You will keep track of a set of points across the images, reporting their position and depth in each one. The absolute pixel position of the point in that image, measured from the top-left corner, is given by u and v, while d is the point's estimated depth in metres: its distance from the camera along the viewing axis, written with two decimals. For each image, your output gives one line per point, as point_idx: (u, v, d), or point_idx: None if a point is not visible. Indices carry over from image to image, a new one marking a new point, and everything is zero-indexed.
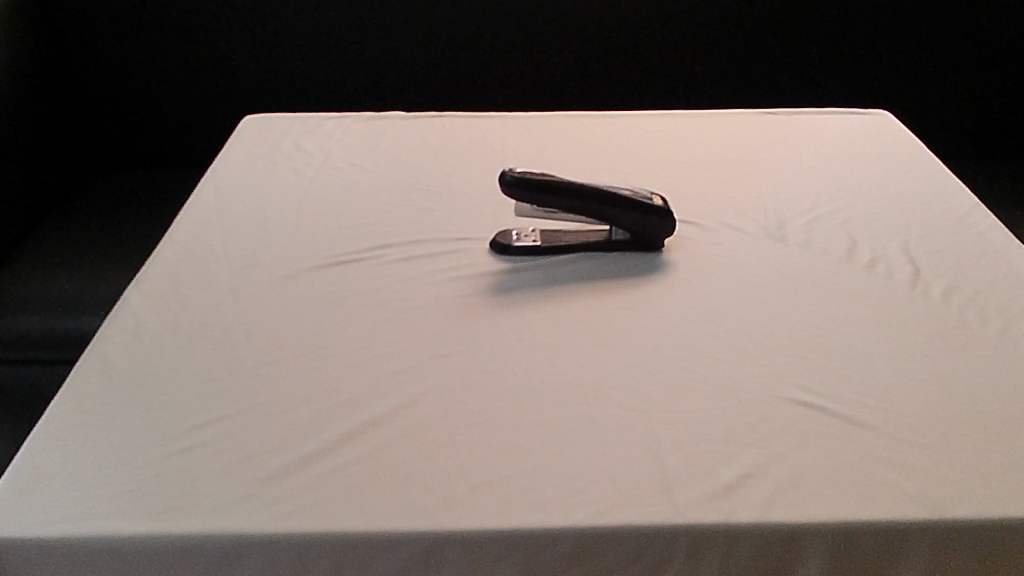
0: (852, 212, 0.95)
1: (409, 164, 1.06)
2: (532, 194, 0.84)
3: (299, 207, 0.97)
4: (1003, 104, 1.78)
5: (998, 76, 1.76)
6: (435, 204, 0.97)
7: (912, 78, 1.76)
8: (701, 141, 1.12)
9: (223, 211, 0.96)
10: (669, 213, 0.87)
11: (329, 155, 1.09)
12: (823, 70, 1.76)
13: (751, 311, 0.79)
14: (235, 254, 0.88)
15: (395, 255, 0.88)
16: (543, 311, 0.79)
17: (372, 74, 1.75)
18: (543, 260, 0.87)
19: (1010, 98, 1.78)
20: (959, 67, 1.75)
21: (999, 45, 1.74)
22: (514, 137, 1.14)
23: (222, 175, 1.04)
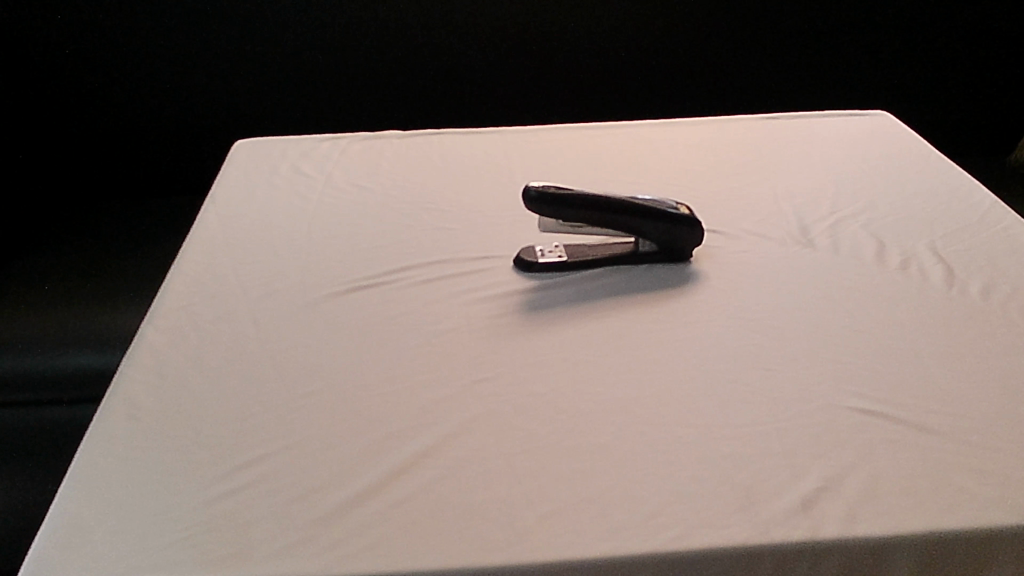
0: (873, 213, 0.94)
1: (415, 184, 1.04)
2: (558, 209, 0.82)
3: (310, 231, 0.94)
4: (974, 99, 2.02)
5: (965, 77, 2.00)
6: (450, 222, 0.94)
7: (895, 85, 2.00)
8: (708, 148, 1.11)
9: (230, 239, 0.93)
10: (696, 222, 0.85)
11: (332, 177, 1.06)
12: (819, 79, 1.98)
13: (794, 319, 0.77)
14: (251, 283, 0.85)
15: (418, 277, 0.85)
16: (580, 329, 0.77)
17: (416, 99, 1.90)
18: (571, 276, 0.85)
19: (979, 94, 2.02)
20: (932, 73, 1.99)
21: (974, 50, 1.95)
22: (518, 151, 1.11)
23: (223, 201, 1.01)
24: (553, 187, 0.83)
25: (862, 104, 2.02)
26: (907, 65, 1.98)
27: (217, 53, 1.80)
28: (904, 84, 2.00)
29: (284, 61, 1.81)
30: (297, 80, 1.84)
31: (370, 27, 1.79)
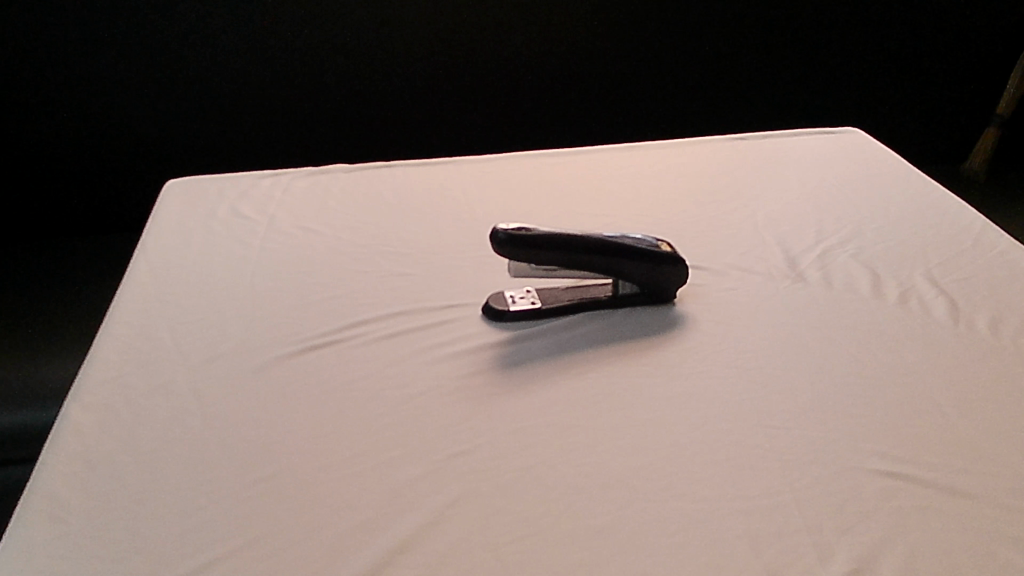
0: (862, 241, 0.88)
1: (366, 224, 0.95)
2: (529, 252, 0.74)
3: (253, 283, 0.85)
4: (927, 106, 2.03)
5: (918, 87, 2.00)
6: (408, 268, 0.86)
7: (855, 100, 1.98)
8: (677, 174, 1.04)
9: (164, 294, 0.83)
10: (680, 260, 0.78)
11: (275, 219, 0.97)
12: (781, 100, 1.95)
13: (793, 365, 0.71)
14: (190, 346, 0.76)
15: (378, 332, 0.77)
16: (563, 388, 0.69)
17: (369, 127, 1.83)
18: (546, 324, 0.77)
19: (931, 101, 2.02)
20: (888, 85, 1.98)
21: (923, 61, 1.96)
22: (474, 184, 1.04)
23: (155, 250, 0.91)
24: (524, 227, 0.76)
25: (814, 115, 1.99)
26: (857, 73, 1.95)
27: (145, 83, 1.70)
28: (855, 94, 1.98)
29: (218, 86, 1.73)
30: (232, 107, 1.75)
31: (307, 49, 1.71)
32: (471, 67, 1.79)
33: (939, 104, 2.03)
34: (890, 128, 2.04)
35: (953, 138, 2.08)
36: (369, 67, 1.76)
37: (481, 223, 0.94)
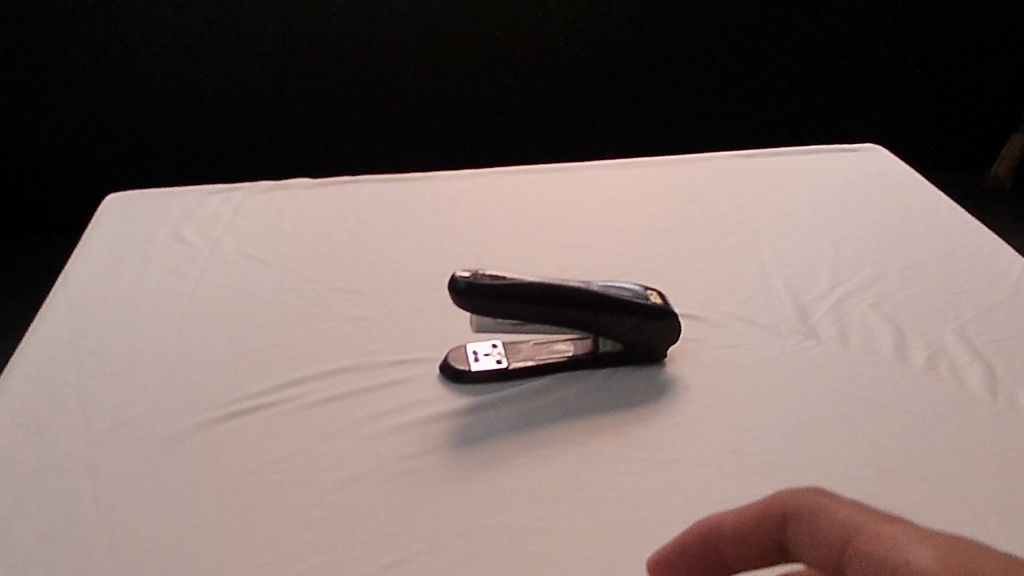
0: (882, 286, 0.77)
1: (320, 254, 0.84)
2: (495, 304, 0.63)
3: (182, 325, 0.74)
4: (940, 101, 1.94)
5: (931, 81, 1.91)
6: (361, 311, 0.75)
7: (863, 93, 1.90)
8: (674, 199, 0.92)
9: (80, 337, 0.73)
10: (672, 314, 0.67)
11: (219, 245, 0.86)
12: (786, 94, 1.87)
13: (802, 452, 0.59)
14: (97, 407, 0.65)
15: (317, 394, 0.66)
16: (526, 478, 0.58)
17: None
18: (513, 387, 0.66)
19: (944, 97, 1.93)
20: (898, 79, 1.89)
21: (936, 54, 1.87)
22: (446, 205, 0.92)
23: (79, 281, 0.80)
24: (489, 273, 0.64)
25: (822, 109, 1.90)
26: (864, 65, 1.86)
27: None
28: (864, 88, 1.89)
29: None
30: None
31: None
32: (457, 50, 1.72)
33: (952, 99, 1.94)
34: (901, 125, 1.96)
35: (966, 136, 2.00)
36: (349, 48, 1.70)
37: (450, 256, 0.83)
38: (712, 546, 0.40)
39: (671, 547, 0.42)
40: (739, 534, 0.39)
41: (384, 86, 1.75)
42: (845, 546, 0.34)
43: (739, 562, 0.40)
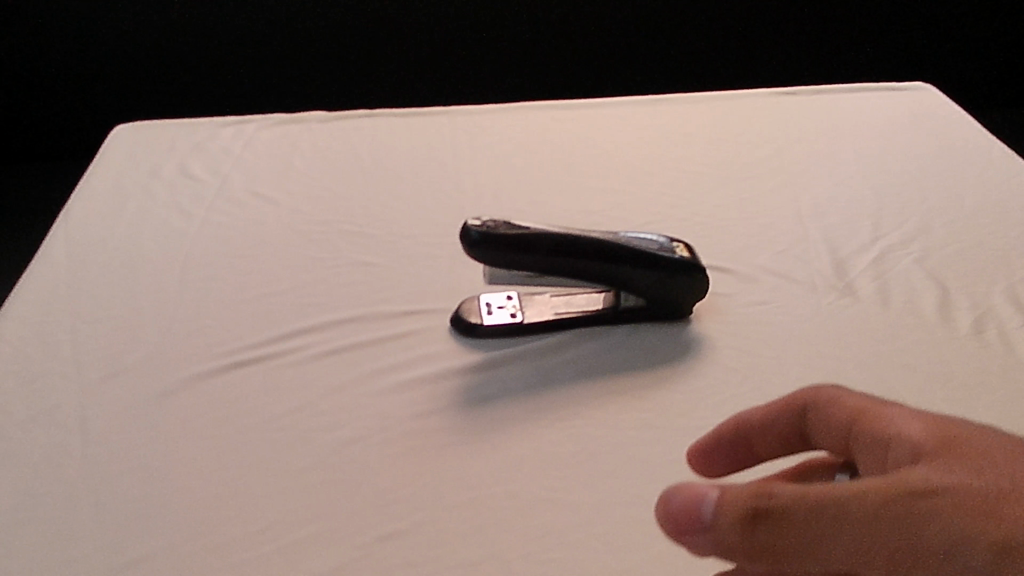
0: (927, 240, 0.72)
1: (331, 193, 0.80)
2: (509, 254, 0.59)
3: (184, 268, 0.71)
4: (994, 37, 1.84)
5: None
6: (372, 256, 0.72)
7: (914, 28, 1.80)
8: (709, 141, 0.87)
9: (78, 278, 0.70)
10: (699, 268, 0.63)
11: (227, 182, 0.82)
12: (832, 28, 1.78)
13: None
14: (92, 354, 0.62)
15: (321, 345, 0.62)
16: (535, 442, 0.54)
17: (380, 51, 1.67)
18: (528, 342, 0.62)
19: None
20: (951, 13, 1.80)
21: None
22: (466, 143, 0.87)
23: (81, 217, 0.77)
24: (503, 224, 0.60)
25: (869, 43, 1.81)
26: None
27: None
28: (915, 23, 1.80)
29: None
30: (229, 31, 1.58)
31: None
32: None
33: None
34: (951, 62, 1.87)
35: None
36: None
37: (467, 199, 0.78)
38: (737, 437, 0.41)
39: (702, 442, 0.43)
40: (762, 423, 0.40)
41: (416, 24, 1.66)
42: (850, 426, 0.35)
43: (768, 453, 0.41)
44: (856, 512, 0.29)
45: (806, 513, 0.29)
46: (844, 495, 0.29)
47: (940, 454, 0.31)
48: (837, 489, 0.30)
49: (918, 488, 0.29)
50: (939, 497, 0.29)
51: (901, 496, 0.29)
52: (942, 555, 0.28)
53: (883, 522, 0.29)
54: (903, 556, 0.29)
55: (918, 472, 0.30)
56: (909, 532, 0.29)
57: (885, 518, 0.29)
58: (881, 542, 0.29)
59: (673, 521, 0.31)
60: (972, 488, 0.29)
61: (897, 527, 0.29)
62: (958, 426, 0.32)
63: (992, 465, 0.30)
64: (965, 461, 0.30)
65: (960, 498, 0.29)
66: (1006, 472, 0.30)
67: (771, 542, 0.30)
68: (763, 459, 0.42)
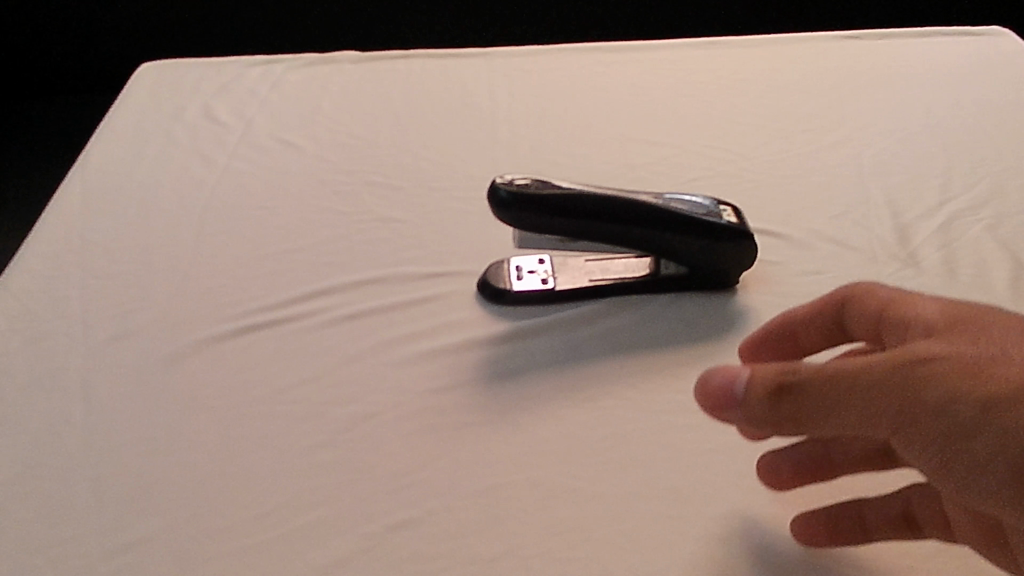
0: (999, 205, 0.66)
1: (359, 141, 0.76)
2: (541, 217, 0.55)
3: (202, 219, 0.67)
4: None
5: None
6: (398, 211, 0.67)
7: None
8: (765, 90, 0.81)
9: (90, 229, 0.66)
10: (748, 235, 0.58)
11: (252, 125, 0.78)
12: None
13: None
14: (101, 312, 0.59)
15: (339, 309, 0.59)
16: (562, 425, 0.50)
17: None
18: (561, 311, 0.58)
19: None
20: None
21: None
22: (504, 88, 0.82)
23: (99, 161, 0.74)
24: (537, 185, 0.56)
25: None
26: None
27: None
28: None
29: None
30: None
31: None
32: None
33: None
34: None
35: None
36: None
37: (502, 150, 0.74)
38: (785, 333, 0.46)
39: (752, 338, 0.47)
40: (807, 319, 0.45)
41: None
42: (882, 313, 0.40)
43: (814, 342, 0.45)
44: (856, 380, 0.34)
45: (817, 382, 0.35)
46: (847, 367, 0.34)
47: (953, 332, 0.35)
48: (842, 364, 0.35)
49: (914, 358, 0.34)
50: (930, 364, 0.33)
51: (904, 367, 0.33)
52: (931, 414, 0.32)
53: (880, 388, 0.33)
54: (899, 417, 0.33)
55: (919, 346, 0.34)
56: (911, 392, 0.33)
57: (881, 383, 0.33)
58: (878, 405, 0.34)
59: (715, 397, 0.38)
60: (963, 355, 0.33)
61: (892, 390, 0.33)
62: (969, 309, 0.36)
63: (988, 338, 0.34)
64: (967, 334, 0.34)
65: (948, 364, 0.33)
66: (998, 342, 0.33)
67: (794, 410, 0.35)
68: (810, 349, 0.46)
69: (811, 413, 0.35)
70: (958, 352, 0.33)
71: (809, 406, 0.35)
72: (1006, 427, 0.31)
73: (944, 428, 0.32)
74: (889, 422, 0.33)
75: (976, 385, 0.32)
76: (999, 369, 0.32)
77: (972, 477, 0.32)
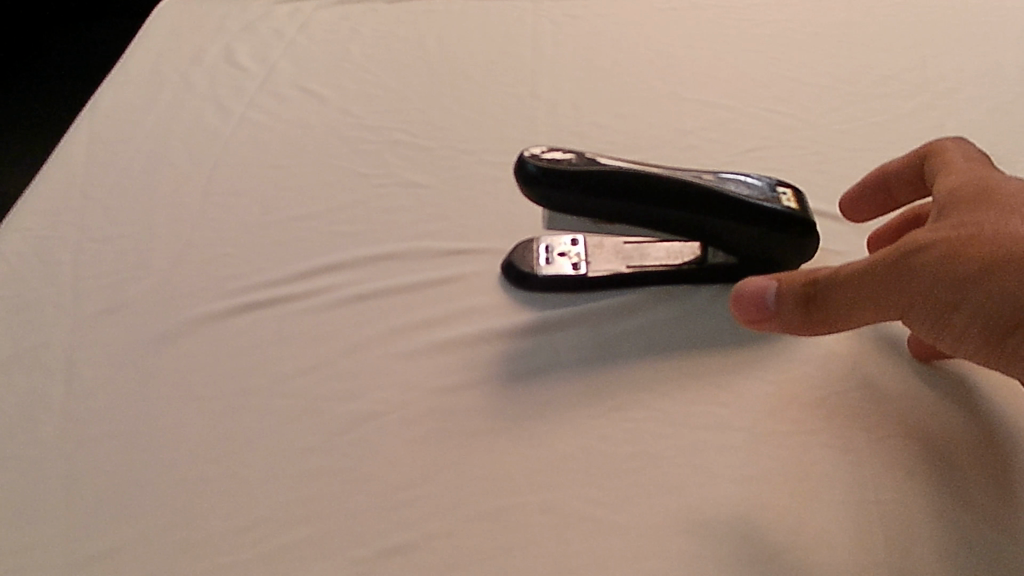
0: None
1: (389, 91, 0.69)
2: (577, 198, 0.49)
3: (213, 177, 0.62)
4: None
5: None
6: (423, 175, 0.61)
7: None
8: (837, 46, 0.72)
9: (93, 184, 0.62)
10: (811, 223, 0.51)
11: (275, 70, 0.72)
12: None
13: (954, 428, 0.44)
14: (93, 282, 0.54)
15: (349, 287, 0.53)
16: (585, 438, 0.45)
17: None
18: (595, 300, 0.52)
19: None
20: None
21: None
22: (549, 35, 0.75)
23: (108, 106, 0.69)
24: (578, 162, 0.49)
25: None
26: None
27: None
28: None
29: None
30: None
31: None
32: None
33: None
34: None
35: None
36: None
37: (542, 108, 0.67)
38: (879, 181, 0.50)
39: (851, 195, 0.52)
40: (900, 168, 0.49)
41: None
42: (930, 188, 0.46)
43: (907, 197, 0.50)
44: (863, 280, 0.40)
45: (834, 287, 0.42)
46: (853, 270, 0.41)
47: (951, 219, 0.41)
48: (852, 268, 0.41)
49: (904, 250, 0.39)
50: (916, 258, 0.39)
51: (896, 258, 0.39)
52: (922, 296, 0.39)
53: (879, 284, 0.40)
54: (897, 301, 0.40)
55: (913, 238, 0.40)
56: (901, 280, 0.39)
57: (882, 279, 0.40)
58: (882, 298, 0.40)
59: (748, 306, 0.45)
60: (946, 242, 0.38)
61: (891, 284, 0.40)
62: (984, 189, 0.41)
63: (979, 219, 0.39)
64: (967, 215, 0.40)
65: (931, 254, 0.38)
66: (985, 222, 0.39)
67: (820, 308, 0.42)
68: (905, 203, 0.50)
69: (832, 313, 0.42)
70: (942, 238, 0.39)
71: (833, 305, 0.42)
72: (973, 303, 0.37)
73: (931, 308, 0.38)
74: (894, 310, 0.40)
75: (952, 270, 0.37)
76: (969, 252, 0.37)
77: (962, 338, 0.38)
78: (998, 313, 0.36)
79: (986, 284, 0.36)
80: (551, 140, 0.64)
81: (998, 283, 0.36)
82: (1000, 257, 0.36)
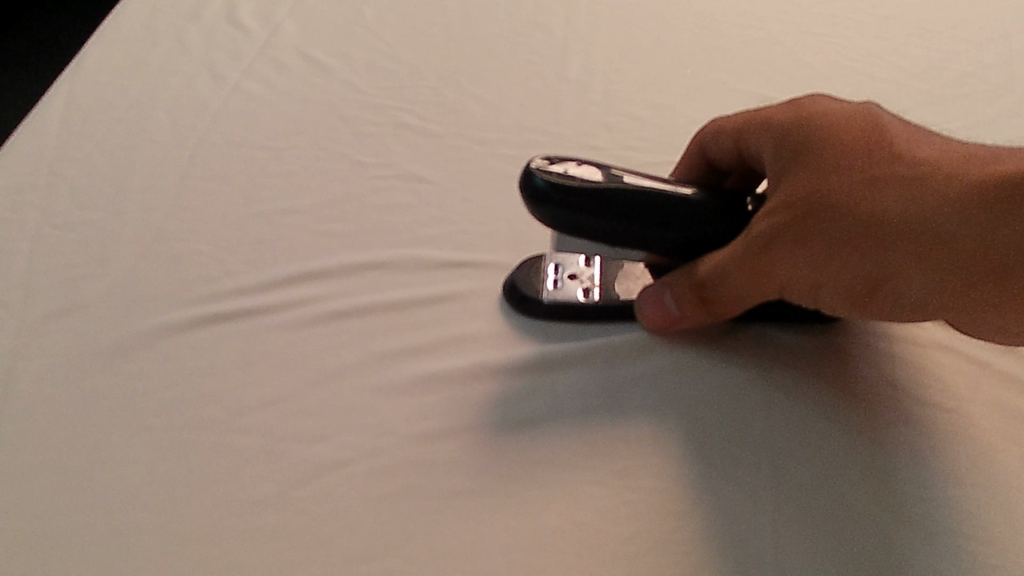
0: None
1: (400, 63, 0.62)
2: (599, 220, 0.41)
3: (195, 156, 0.56)
4: None
5: None
6: (429, 168, 0.55)
7: None
8: (912, 33, 0.64)
9: (64, 156, 0.55)
10: None
11: (280, 32, 0.65)
12: None
13: (991, 505, 0.38)
14: (50, 277, 0.48)
15: (329, 301, 0.47)
16: (575, 509, 0.39)
17: None
18: (601, 335, 0.45)
19: None
20: None
21: None
22: (585, 5, 0.67)
23: (92, 63, 0.62)
24: (602, 178, 0.41)
25: None
26: None
27: None
28: None
29: None
30: None
31: None
32: None
33: None
34: None
35: None
36: None
37: (569, 92, 0.60)
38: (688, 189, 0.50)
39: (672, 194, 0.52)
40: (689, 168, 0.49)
41: None
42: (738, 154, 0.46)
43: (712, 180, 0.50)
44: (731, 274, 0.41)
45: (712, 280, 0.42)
46: (719, 263, 0.41)
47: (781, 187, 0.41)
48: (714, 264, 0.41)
49: (759, 244, 0.40)
50: (773, 248, 0.40)
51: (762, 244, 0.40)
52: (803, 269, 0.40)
53: (748, 275, 0.41)
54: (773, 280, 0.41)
55: (757, 225, 0.40)
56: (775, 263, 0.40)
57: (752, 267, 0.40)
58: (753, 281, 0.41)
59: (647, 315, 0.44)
60: (793, 224, 0.39)
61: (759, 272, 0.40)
62: (793, 139, 0.42)
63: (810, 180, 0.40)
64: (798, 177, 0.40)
65: (787, 239, 0.39)
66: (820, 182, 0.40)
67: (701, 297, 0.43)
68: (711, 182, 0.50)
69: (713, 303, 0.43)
70: (785, 220, 0.39)
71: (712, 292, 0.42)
72: (848, 273, 0.39)
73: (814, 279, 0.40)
74: (770, 290, 0.41)
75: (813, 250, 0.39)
76: (823, 232, 0.39)
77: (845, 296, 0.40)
78: (874, 276, 0.39)
79: (853, 258, 0.38)
80: (576, 131, 0.57)
81: (863, 258, 0.38)
82: (852, 227, 0.38)
